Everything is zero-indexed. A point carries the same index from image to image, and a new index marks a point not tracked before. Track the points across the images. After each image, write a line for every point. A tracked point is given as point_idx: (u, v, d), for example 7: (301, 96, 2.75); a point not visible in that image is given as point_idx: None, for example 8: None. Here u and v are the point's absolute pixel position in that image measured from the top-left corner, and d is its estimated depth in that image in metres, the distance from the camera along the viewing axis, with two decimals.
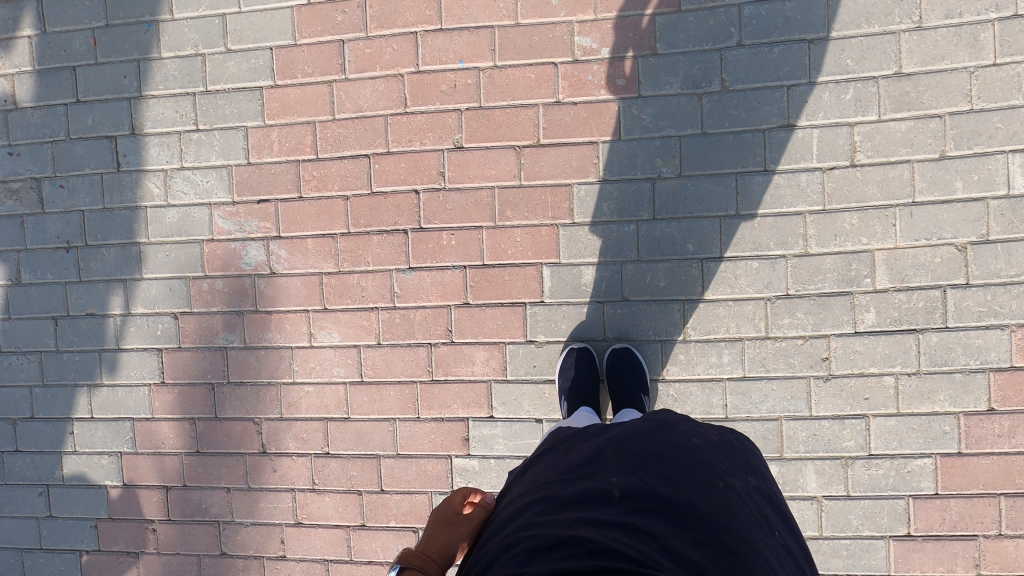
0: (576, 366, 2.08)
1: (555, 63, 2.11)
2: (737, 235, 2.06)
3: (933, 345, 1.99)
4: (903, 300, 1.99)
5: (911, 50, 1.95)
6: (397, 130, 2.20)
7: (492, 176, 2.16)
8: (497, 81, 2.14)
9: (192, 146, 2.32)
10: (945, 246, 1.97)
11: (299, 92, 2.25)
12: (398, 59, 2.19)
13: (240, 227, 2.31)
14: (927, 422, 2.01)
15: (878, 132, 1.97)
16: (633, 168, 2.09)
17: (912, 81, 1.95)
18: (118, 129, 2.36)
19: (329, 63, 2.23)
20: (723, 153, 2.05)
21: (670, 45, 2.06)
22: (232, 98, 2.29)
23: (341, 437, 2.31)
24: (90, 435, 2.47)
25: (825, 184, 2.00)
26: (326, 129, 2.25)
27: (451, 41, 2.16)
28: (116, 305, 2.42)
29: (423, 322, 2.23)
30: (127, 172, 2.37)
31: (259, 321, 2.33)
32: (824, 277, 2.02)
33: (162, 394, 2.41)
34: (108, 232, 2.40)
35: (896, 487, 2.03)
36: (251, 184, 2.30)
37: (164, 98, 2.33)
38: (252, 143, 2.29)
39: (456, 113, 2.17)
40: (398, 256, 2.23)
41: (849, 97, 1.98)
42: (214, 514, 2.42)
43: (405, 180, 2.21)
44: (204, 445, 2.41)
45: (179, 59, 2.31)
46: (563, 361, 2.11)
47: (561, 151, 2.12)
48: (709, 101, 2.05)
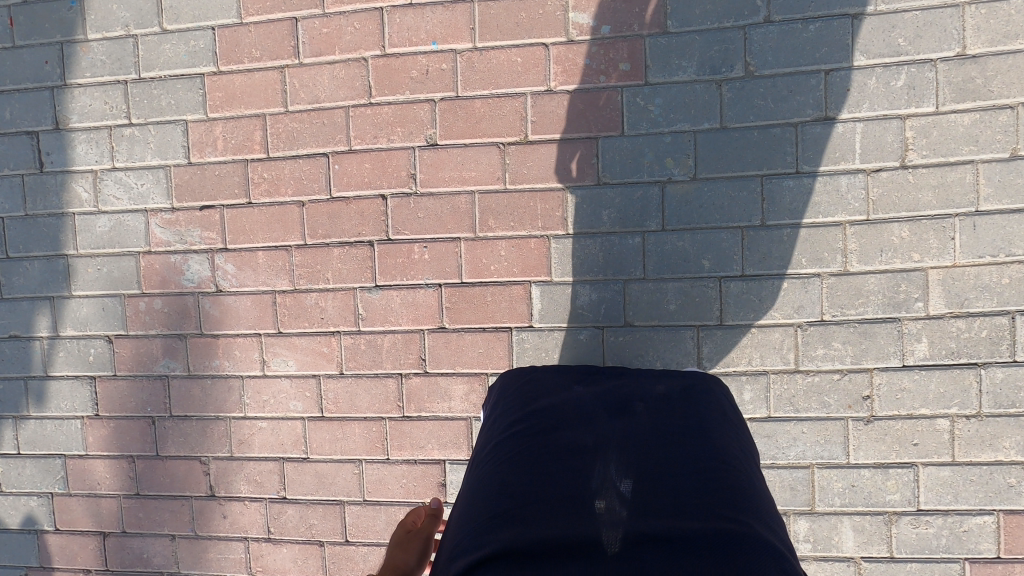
0: None
1: (546, 44, 1.77)
2: (762, 250, 1.72)
3: (997, 382, 1.66)
4: (962, 329, 1.66)
5: (978, 26, 1.60)
6: (360, 124, 1.87)
7: (471, 179, 1.83)
8: (477, 66, 1.81)
9: (124, 143, 2.00)
10: (1014, 264, 1.63)
11: (246, 79, 1.92)
12: (361, 40, 1.85)
13: (181, 237, 1.99)
14: (989, 473, 1.68)
15: (935, 127, 1.63)
16: (638, 170, 1.76)
17: (978, 64, 1.61)
18: (39, 124, 2.04)
19: (281, 46, 1.89)
20: (746, 152, 1.72)
21: (683, 22, 1.72)
22: (169, 87, 1.96)
23: (299, 481, 2.00)
24: (17, 474, 2.17)
25: (869, 189, 1.67)
26: (278, 124, 1.91)
27: (423, 19, 1.82)
28: (43, 326, 2.10)
29: (391, 349, 1.91)
30: (51, 174, 2.05)
31: (204, 345, 2.02)
32: (866, 301, 1.69)
33: (97, 428, 2.11)
34: (31, 242, 2.08)
35: (950, 549, 1.71)
36: (193, 187, 1.97)
37: (92, 88, 2.00)
38: (193, 140, 1.96)
39: (429, 104, 1.83)
40: (362, 272, 1.90)
41: (901, 84, 1.64)
42: (157, 564, 2.12)
43: (370, 183, 1.88)
44: (145, 486, 2.10)
45: (108, 42, 1.98)
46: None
47: (552, 149, 1.79)
48: (730, 89, 1.71)
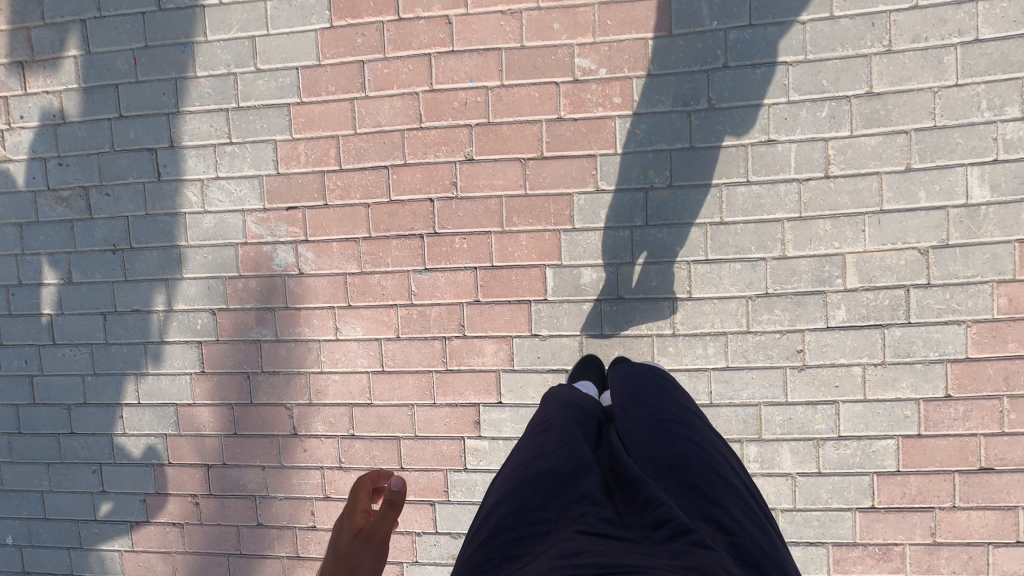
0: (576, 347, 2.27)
1: (557, 83, 2.32)
2: (721, 240, 2.27)
3: (896, 338, 2.21)
4: (870, 299, 2.21)
5: (881, 71, 2.14)
6: (413, 143, 2.42)
7: (500, 186, 2.38)
8: (505, 99, 2.35)
9: (226, 158, 2.55)
10: (909, 250, 2.18)
11: (323, 108, 2.46)
12: (414, 79, 2.40)
13: (271, 231, 2.55)
14: (891, 407, 2.24)
15: (850, 146, 2.18)
16: (628, 179, 2.31)
17: (881, 100, 2.15)
18: (158, 142, 2.59)
19: (351, 82, 2.44)
20: (709, 165, 2.26)
21: (662, 67, 2.26)
22: (262, 114, 2.51)
23: (364, 421, 2.57)
24: (137, 419, 2.74)
25: (801, 194, 2.21)
26: (349, 143, 2.46)
27: (462, 62, 2.36)
28: (159, 301, 2.67)
29: (437, 317, 2.47)
30: (167, 182, 2.60)
31: (289, 316, 2.58)
32: (799, 277, 2.24)
33: (202, 382, 2.67)
34: (151, 236, 2.64)
35: (862, 465, 2.27)
36: (281, 192, 2.53)
37: (200, 114, 2.55)
38: (281, 155, 2.51)
39: (467, 128, 2.38)
40: (415, 258, 2.46)
41: (824, 114, 2.18)
42: (251, 489, 2.69)
43: (421, 189, 2.43)
44: (241, 428, 2.67)
45: (213, 78, 2.53)
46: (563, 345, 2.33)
47: (562, 163, 2.34)
48: (697, 118, 2.25)
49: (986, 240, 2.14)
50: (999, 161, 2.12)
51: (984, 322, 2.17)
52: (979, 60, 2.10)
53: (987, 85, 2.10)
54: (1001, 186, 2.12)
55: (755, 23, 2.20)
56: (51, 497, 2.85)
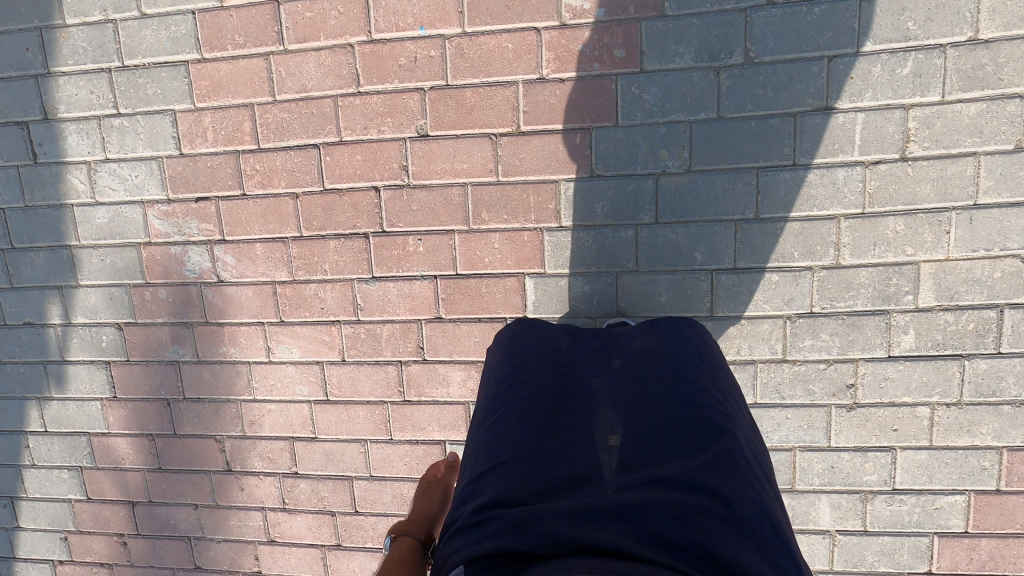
0: None
1: (538, 29, 1.70)
2: (755, 243, 1.72)
3: (979, 373, 1.70)
4: (950, 322, 1.68)
5: (993, 8, 1.52)
6: (350, 114, 1.83)
7: (464, 171, 1.81)
8: (467, 53, 1.74)
9: (114, 134, 1.98)
10: (1007, 258, 1.63)
11: (231, 67, 1.87)
12: (346, 26, 1.79)
13: (179, 228, 2.01)
14: (964, 456, 1.75)
15: (940, 117, 1.58)
16: (632, 161, 1.73)
17: (990, 50, 1.53)
18: (28, 114, 2.01)
19: (264, 31, 1.83)
20: (742, 142, 1.68)
21: (681, 4, 1.63)
22: (154, 76, 1.91)
23: (309, 458, 2.12)
24: (46, 449, 2.31)
25: (866, 182, 1.64)
26: (266, 114, 1.88)
27: (410, 2, 1.74)
28: (55, 313, 2.17)
29: (390, 338, 1.97)
30: (45, 165, 2.05)
31: (211, 333, 2.08)
32: (856, 293, 1.70)
33: (116, 409, 2.22)
34: (35, 234, 2.11)
35: (920, 524, 1.81)
36: (187, 179, 1.97)
37: (76, 76, 1.96)
38: (183, 130, 1.94)
39: (419, 93, 1.79)
40: (359, 264, 1.93)
41: (907, 71, 1.57)
42: (184, 529, 2.30)
43: (362, 175, 1.87)
44: (166, 462, 2.24)
45: (88, 27, 1.92)
46: None
47: (545, 141, 1.76)
48: (728, 77, 1.65)
49: None
50: None
51: None
52: None
53: None
54: None
55: None
56: None
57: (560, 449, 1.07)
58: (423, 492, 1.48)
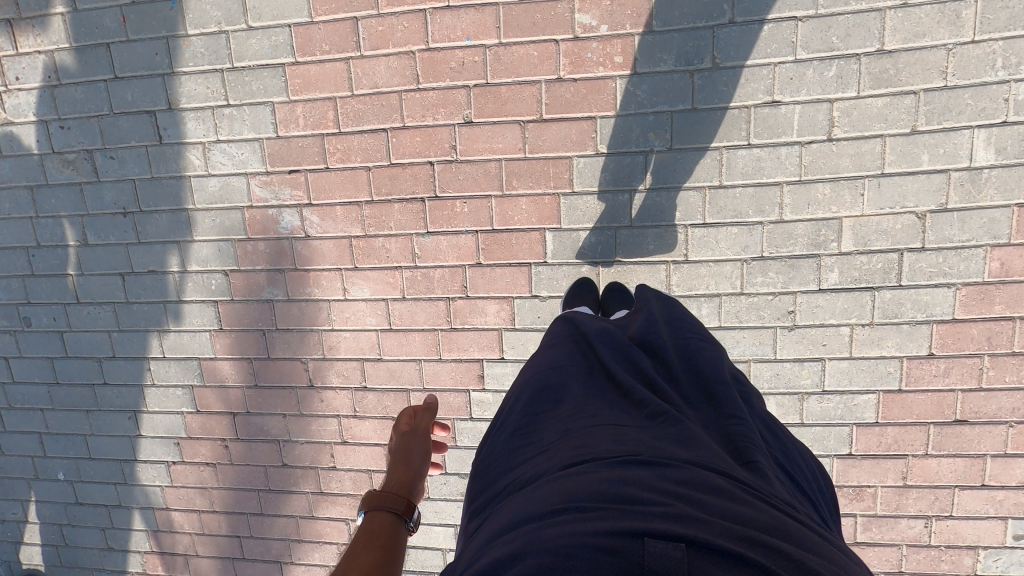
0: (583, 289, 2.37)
1: (557, 41, 2.25)
2: (720, 204, 2.29)
3: (886, 300, 2.28)
4: (864, 262, 2.26)
5: (895, 27, 2.06)
6: (412, 105, 2.39)
7: (500, 149, 2.37)
8: (503, 59, 2.29)
9: (225, 121, 2.54)
10: (906, 214, 2.19)
11: (319, 69, 2.42)
12: (409, 37, 2.33)
13: (275, 195, 2.59)
14: (875, 364, 2.34)
15: (856, 108, 2.13)
16: (628, 142, 2.29)
17: (892, 58, 2.08)
18: (156, 105, 2.57)
19: (345, 41, 2.37)
20: (711, 127, 2.23)
21: (665, 23, 2.17)
22: (258, 75, 2.47)
23: (375, 375, 2.73)
24: (164, 372, 2.92)
25: (802, 157, 2.20)
26: (346, 105, 2.44)
27: (459, 19, 2.29)
28: (173, 263, 2.76)
29: (441, 279, 2.55)
30: (169, 145, 2.61)
31: (299, 277, 2.67)
32: (795, 241, 2.27)
33: (221, 338, 2.82)
34: (159, 200, 2.69)
35: (843, 416, 2.41)
36: (282, 156, 2.54)
37: (195, 75, 2.51)
38: (280, 118, 2.50)
39: (466, 89, 2.34)
40: (417, 222, 2.51)
41: (831, 73, 2.12)
42: (274, 434, 2.92)
43: (420, 153, 2.43)
44: (261, 380, 2.85)
45: (205, 37, 2.47)
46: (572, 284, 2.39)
47: (562, 126, 2.31)
48: (700, 78, 2.20)
49: (985, 205, 2.15)
50: (1008, 123, 2.08)
51: (973, 286, 2.22)
52: (999, 15, 2.01)
53: (1005, 42, 2.03)
54: (1008, 149, 2.09)
55: None
56: (94, 439, 3.11)
57: (591, 394, 1.44)
58: (398, 456, 1.62)
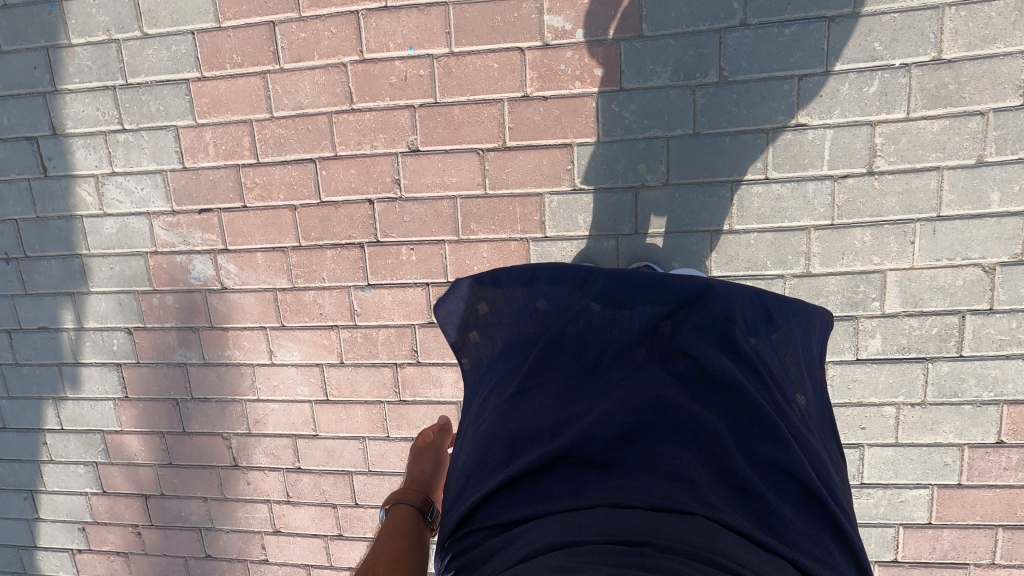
0: None
1: (522, 49, 1.78)
2: (729, 252, 1.81)
3: (942, 375, 1.79)
4: (914, 326, 1.77)
5: (956, 29, 1.59)
6: (344, 130, 1.92)
7: (453, 184, 1.90)
8: (455, 72, 1.82)
9: (120, 149, 2.07)
10: (969, 267, 1.71)
11: (230, 85, 1.95)
12: (339, 46, 1.87)
13: (184, 238, 2.11)
14: (928, 453, 1.85)
15: (905, 133, 1.66)
16: (613, 175, 1.81)
17: (953, 69, 1.61)
18: (37, 130, 2.10)
19: (261, 51, 1.91)
20: (719, 157, 1.76)
21: (659, 26, 1.71)
22: (157, 94, 2.00)
23: (311, 454, 2.24)
24: (63, 446, 2.44)
25: (835, 195, 1.72)
26: (265, 130, 1.97)
27: (399, 23, 1.82)
28: (68, 319, 2.28)
29: (386, 342, 2.07)
30: (55, 179, 2.14)
31: (216, 338, 2.19)
32: (826, 300, 1.79)
33: (127, 408, 2.34)
34: (47, 244, 2.21)
35: (886, 516, 1.92)
36: (190, 192, 2.07)
37: (82, 94, 2.05)
38: (186, 146, 2.03)
39: (410, 110, 1.87)
40: (355, 272, 2.03)
41: (872, 90, 1.65)
42: (194, 521, 2.43)
43: (356, 188, 1.96)
44: (176, 458, 2.37)
45: (92, 47, 2.00)
46: None
47: (530, 156, 1.84)
48: (703, 95, 1.73)
49: None
50: None
51: None
52: None
53: None
54: None
55: None
56: None
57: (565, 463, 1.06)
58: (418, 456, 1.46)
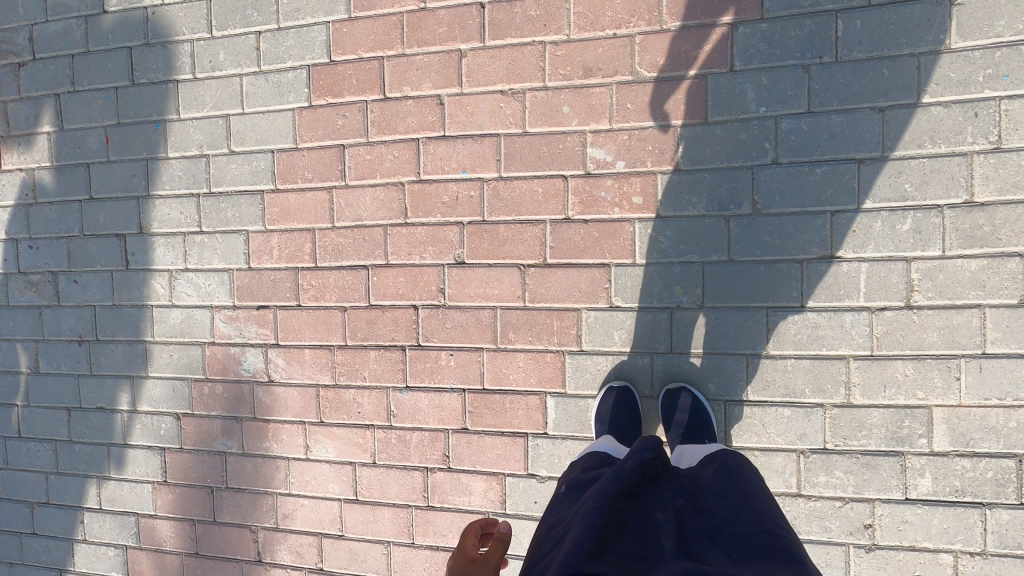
0: (615, 410, 1.84)
1: (565, 177, 1.92)
2: (766, 377, 1.81)
3: (1001, 523, 1.68)
4: (966, 468, 1.69)
5: (987, 175, 1.64)
6: (397, 241, 2.07)
7: (495, 296, 2.00)
8: (502, 195, 1.98)
9: (195, 248, 2.28)
10: (1021, 408, 1.66)
11: (299, 197, 2.16)
12: (399, 167, 2.06)
13: (240, 332, 2.25)
14: None
15: (942, 270, 1.68)
16: (650, 295, 1.88)
17: (986, 212, 1.65)
18: (127, 228, 2.35)
19: (329, 169, 2.12)
20: (754, 284, 1.81)
21: (694, 161, 1.83)
22: (235, 202, 2.23)
23: (334, 555, 2.22)
24: (98, 527, 2.48)
25: (873, 327, 1.72)
26: (325, 238, 2.14)
27: (454, 150, 2.01)
28: (124, 400, 2.41)
29: (419, 444, 2.10)
30: (135, 271, 2.36)
31: (257, 429, 2.26)
32: (869, 432, 1.74)
33: (164, 493, 2.39)
34: (118, 330, 2.39)
35: None
36: (251, 290, 2.23)
37: (170, 199, 2.29)
38: (253, 248, 2.22)
39: (458, 226, 2.02)
40: (395, 373, 2.10)
41: (906, 227, 1.69)
42: None
43: (403, 295, 2.08)
44: (203, 547, 2.37)
45: (185, 160, 2.27)
46: (601, 400, 1.86)
47: (569, 273, 1.93)
48: (738, 224, 1.81)
49: None
50: None
51: None
52: None
53: None
54: None
55: (816, 110, 1.74)
56: None
57: None
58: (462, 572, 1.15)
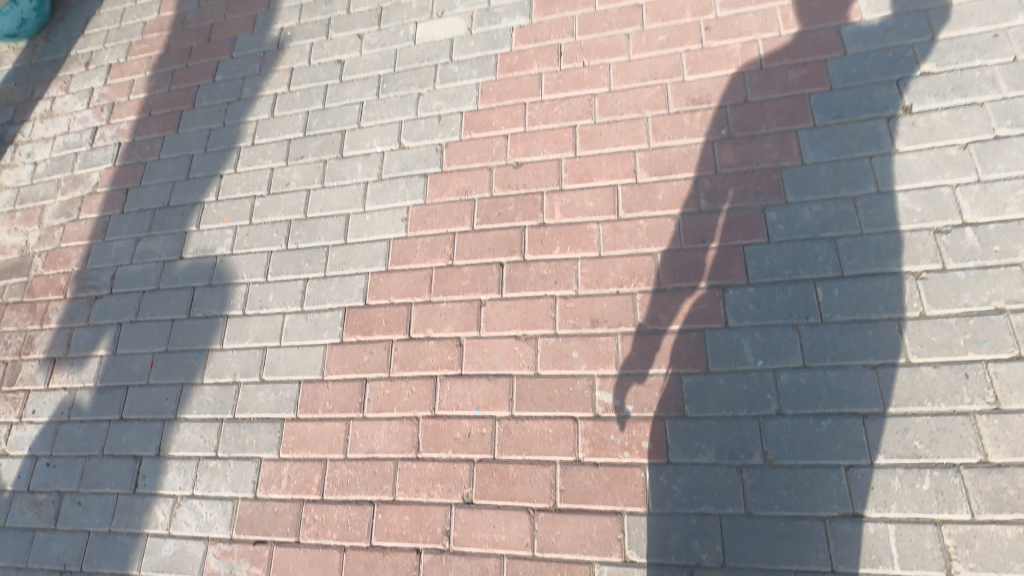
0: None
1: (575, 418, 1.98)
2: None
3: None
4: None
5: (994, 435, 1.66)
6: (406, 477, 2.06)
7: (502, 542, 1.89)
8: (513, 433, 2.02)
9: (206, 474, 2.28)
10: None
11: (317, 427, 2.23)
12: (416, 402, 2.16)
13: (230, 569, 2.12)
14: None
15: (976, 537, 1.58)
16: (666, 549, 1.77)
17: (1006, 474, 1.62)
18: (146, 449, 2.40)
19: (350, 401, 2.23)
20: (776, 542, 1.71)
21: (700, 408, 1.89)
22: (255, 428, 2.30)
23: None
24: None
25: None
26: (336, 469, 2.15)
27: (469, 388, 2.12)
28: None
29: None
30: (141, 495, 2.33)
31: None
32: None
33: None
34: (104, 560, 2.28)
35: None
36: (252, 521, 2.16)
37: (194, 422, 2.38)
38: (262, 476, 2.22)
39: (469, 464, 2.02)
40: None
41: (926, 486, 1.65)
42: None
43: (407, 536, 1.99)
44: None
45: (217, 385, 2.42)
46: None
47: (580, 520, 1.86)
48: (751, 474, 1.78)
49: None
50: None
51: None
52: None
53: None
54: None
55: (810, 364, 1.85)
56: None
57: None
58: None
